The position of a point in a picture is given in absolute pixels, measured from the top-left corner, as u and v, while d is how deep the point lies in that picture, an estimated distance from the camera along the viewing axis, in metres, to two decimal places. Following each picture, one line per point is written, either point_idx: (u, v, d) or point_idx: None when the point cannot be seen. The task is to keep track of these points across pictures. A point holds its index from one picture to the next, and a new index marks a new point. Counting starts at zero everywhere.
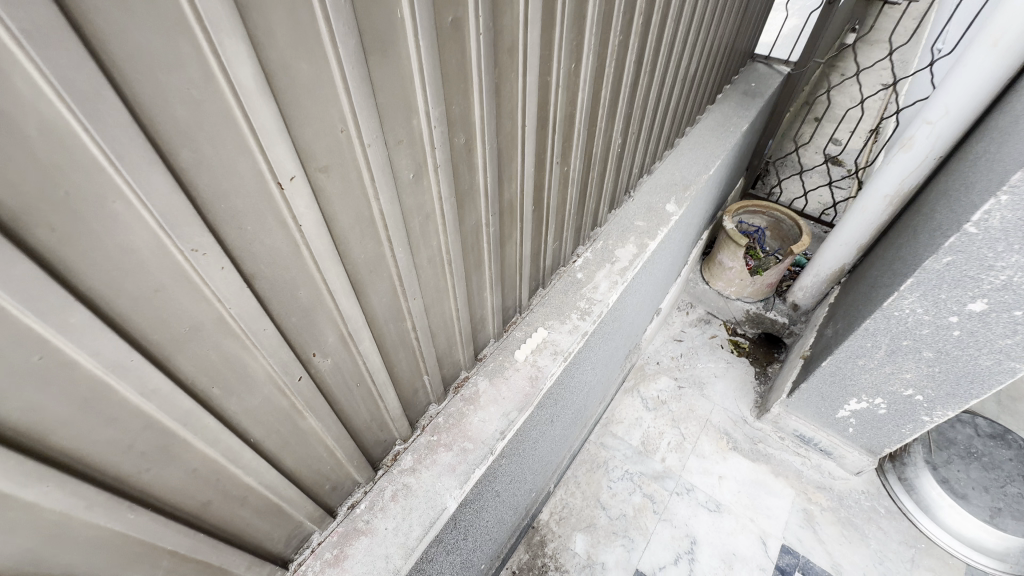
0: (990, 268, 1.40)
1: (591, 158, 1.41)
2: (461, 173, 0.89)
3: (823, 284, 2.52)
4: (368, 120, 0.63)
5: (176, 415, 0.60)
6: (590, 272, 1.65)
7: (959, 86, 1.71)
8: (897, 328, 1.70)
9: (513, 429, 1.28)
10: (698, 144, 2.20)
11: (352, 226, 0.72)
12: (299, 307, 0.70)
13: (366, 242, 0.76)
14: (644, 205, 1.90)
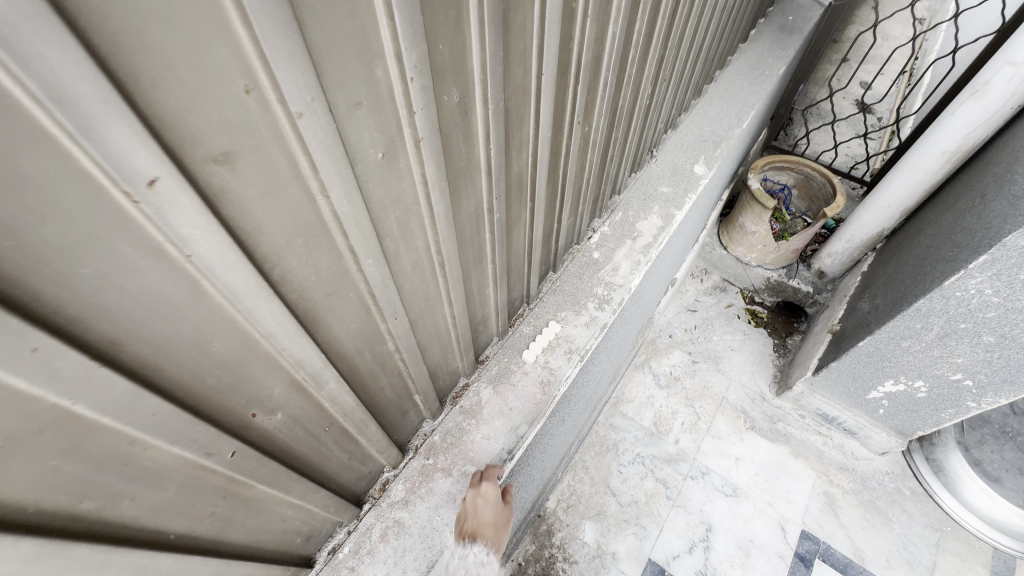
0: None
1: (616, 114, 1.13)
2: (454, 147, 0.63)
3: (856, 250, 2.29)
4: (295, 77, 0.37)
5: (17, 560, 0.38)
6: (608, 250, 1.40)
7: None
8: (956, 310, 1.49)
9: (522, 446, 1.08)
10: (729, 91, 1.89)
11: (289, 242, 0.47)
12: (217, 364, 0.47)
13: (315, 262, 0.52)
14: (668, 167, 1.63)
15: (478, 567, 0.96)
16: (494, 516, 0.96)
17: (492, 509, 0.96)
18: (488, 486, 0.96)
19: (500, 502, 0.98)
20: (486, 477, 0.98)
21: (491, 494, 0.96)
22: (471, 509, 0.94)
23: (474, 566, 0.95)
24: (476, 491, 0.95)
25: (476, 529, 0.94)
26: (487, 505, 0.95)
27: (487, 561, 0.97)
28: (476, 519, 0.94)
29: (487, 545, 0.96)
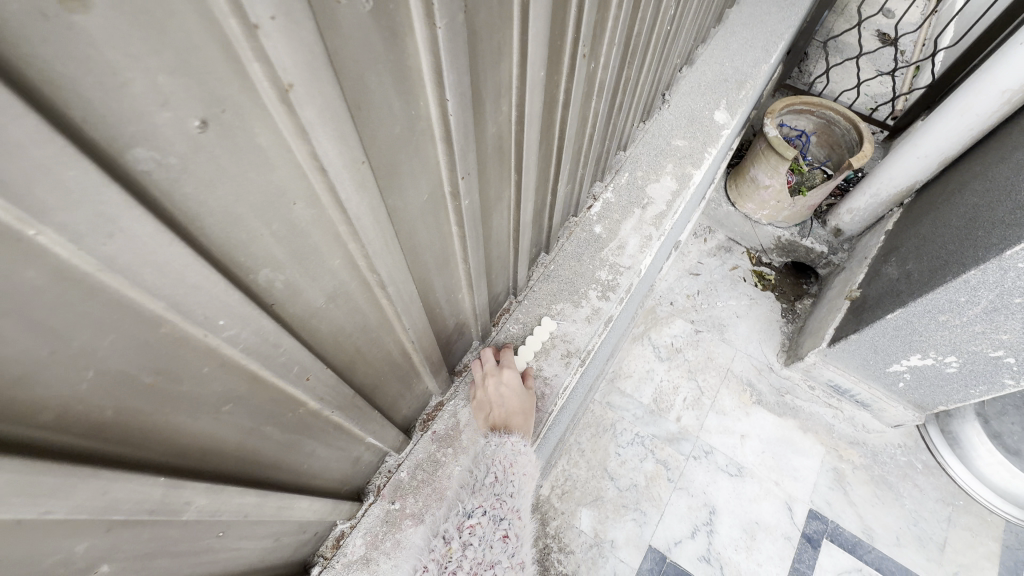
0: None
1: (632, 41, 0.84)
2: (372, 102, 0.36)
3: (881, 205, 2.05)
4: None
5: None
6: (612, 222, 1.14)
7: None
8: (1013, 283, 1.28)
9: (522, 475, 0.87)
10: (753, 18, 1.56)
11: None
12: None
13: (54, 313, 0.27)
14: (683, 115, 1.34)
15: (518, 456, 0.84)
16: (522, 401, 0.87)
17: (516, 393, 0.88)
18: (505, 373, 0.89)
19: (525, 386, 0.90)
20: (501, 364, 0.90)
21: (511, 379, 0.88)
22: (492, 398, 0.86)
23: (514, 454, 0.83)
24: (492, 379, 0.88)
25: (505, 414, 0.85)
26: (511, 391, 0.87)
27: (525, 452, 0.85)
28: (502, 407, 0.86)
29: (523, 431, 0.86)
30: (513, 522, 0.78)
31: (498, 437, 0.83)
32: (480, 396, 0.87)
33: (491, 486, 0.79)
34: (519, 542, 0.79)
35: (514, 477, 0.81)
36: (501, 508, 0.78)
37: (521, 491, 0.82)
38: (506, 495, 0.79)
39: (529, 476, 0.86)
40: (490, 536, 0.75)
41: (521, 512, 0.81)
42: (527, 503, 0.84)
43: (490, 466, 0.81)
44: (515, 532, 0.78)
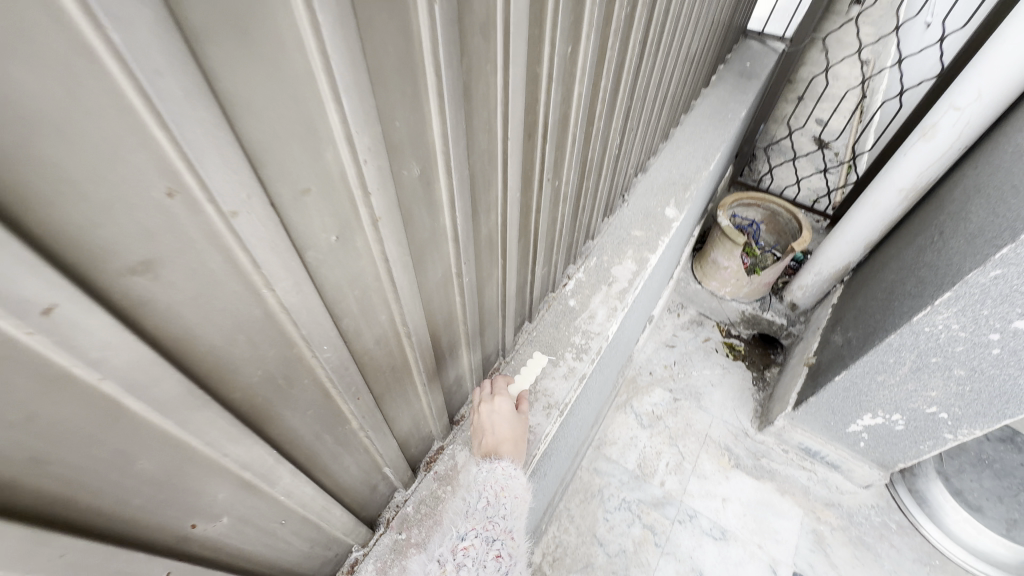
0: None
1: (588, 163, 1.14)
2: (416, 220, 0.60)
3: (825, 283, 2.35)
4: (226, 174, 0.34)
5: None
6: (584, 297, 1.38)
7: (994, 64, 1.50)
8: (927, 345, 1.51)
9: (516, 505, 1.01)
10: (695, 136, 1.94)
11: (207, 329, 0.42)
12: (149, 482, 0.42)
13: None
14: (640, 211, 1.64)
15: (508, 482, 0.98)
16: (512, 427, 1.04)
17: (508, 421, 1.05)
18: (500, 404, 1.07)
19: (516, 415, 1.07)
20: (498, 396, 1.09)
21: (504, 409, 1.06)
22: (488, 423, 1.04)
23: (504, 479, 0.98)
24: (489, 409, 1.06)
25: (496, 441, 1.01)
26: (501, 420, 1.04)
27: (515, 476, 1.01)
28: (494, 432, 1.03)
29: (512, 455, 1.01)
30: (505, 543, 0.92)
31: (489, 461, 0.99)
32: (477, 422, 1.05)
33: (484, 511, 0.93)
34: (511, 560, 0.92)
35: (505, 500, 0.96)
36: (494, 531, 0.92)
37: (512, 515, 0.96)
38: (498, 519, 0.93)
39: (521, 500, 1.01)
40: (483, 556, 0.88)
41: (513, 532, 0.95)
42: (519, 525, 0.98)
43: (483, 492, 0.96)
44: (507, 551, 0.92)
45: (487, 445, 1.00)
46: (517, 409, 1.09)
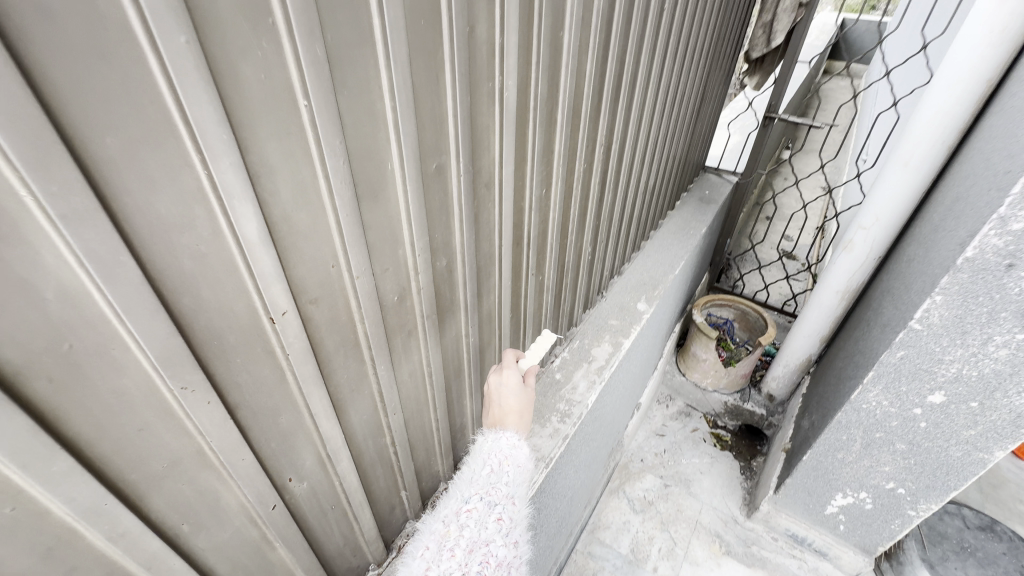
0: (941, 360, 1.50)
1: (565, 264, 1.53)
2: (442, 292, 0.95)
3: (794, 374, 2.61)
4: (355, 254, 0.69)
5: (143, 557, 0.58)
6: (568, 372, 1.68)
7: (883, 196, 1.94)
8: (868, 421, 1.74)
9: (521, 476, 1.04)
10: (663, 247, 2.37)
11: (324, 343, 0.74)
12: (280, 432, 0.71)
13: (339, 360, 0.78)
14: (616, 305, 2.00)
15: (510, 452, 1.02)
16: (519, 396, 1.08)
17: (516, 395, 1.10)
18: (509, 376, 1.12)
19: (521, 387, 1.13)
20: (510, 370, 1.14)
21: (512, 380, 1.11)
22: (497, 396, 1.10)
23: (507, 450, 1.02)
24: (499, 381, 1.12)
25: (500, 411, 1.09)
26: (506, 391, 1.11)
27: (519, 447, 1.04)
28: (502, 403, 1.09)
29: (515, 426, 1.06)
30: (506, 507, 0.95)
31: (494, 430, 1.05)
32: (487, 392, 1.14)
33: (487, 477, 0.97)
34: (512, 524, 0.96)
35: (508, 469, 1.00)
36: (495, 496, 0.95)
37: (514, 481, 1.00)
38: (500, 485, 0.97)
39: (524, 470, 1.04)
40: (484, 518, 0.92)
41: (515, 498, 0.98)
42: (522, 492, 1.01)
43: (486, 461, 1.00)
44: (508, 515, 0.95)
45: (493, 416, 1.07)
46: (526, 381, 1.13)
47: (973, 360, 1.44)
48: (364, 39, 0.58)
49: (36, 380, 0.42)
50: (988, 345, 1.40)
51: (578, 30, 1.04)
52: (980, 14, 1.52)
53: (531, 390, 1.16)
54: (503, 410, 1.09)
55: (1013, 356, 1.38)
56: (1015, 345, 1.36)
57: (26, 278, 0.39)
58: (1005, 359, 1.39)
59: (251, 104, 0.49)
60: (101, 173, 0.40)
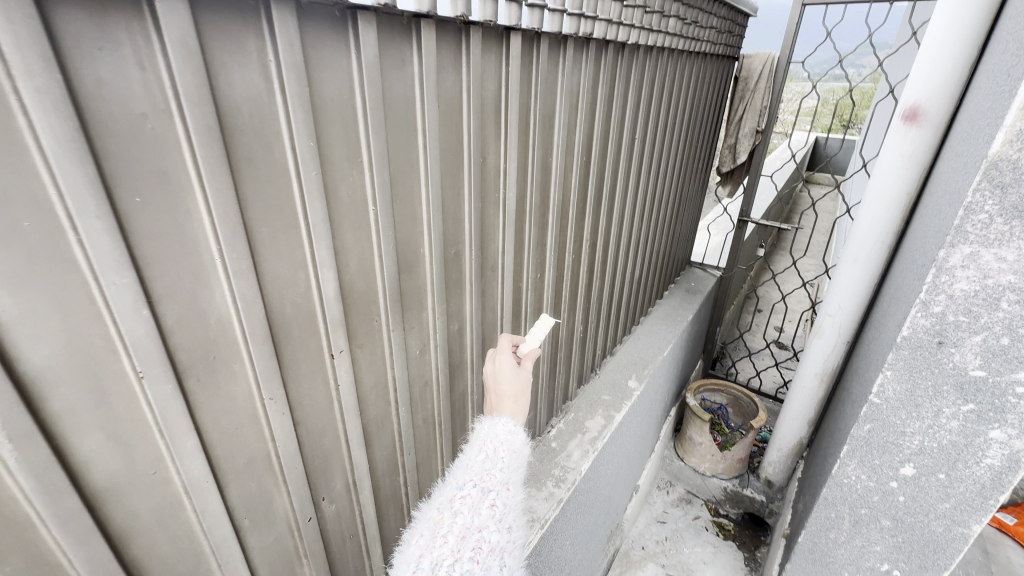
0: (903, 432, 1.63)
1: (558, 340, 1.75)
2: (453, 350, 1.18)
3: (789, 459, 2.64)
4: (393, 311, 0.93)
5: (215, 537, 0.74)
6: (563, 441, 1.82)
7: (842, 288, 2.13)
8: (852, 497, 1.81)
9: (523, 464, 0.88)
10: (652, 331, 2.59)
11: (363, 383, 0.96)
12: (322, 451, 0.89)
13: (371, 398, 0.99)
14: (609, 381, 2.18)
15: (508, 437, 0.87)
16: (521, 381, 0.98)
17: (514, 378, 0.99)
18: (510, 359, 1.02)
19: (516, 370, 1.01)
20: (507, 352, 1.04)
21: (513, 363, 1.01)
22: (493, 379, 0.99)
23: (504, 434, 0.87)
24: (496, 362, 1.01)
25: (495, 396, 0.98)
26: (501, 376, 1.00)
27: (517, 432, 0.88)
28: (498, 387, 0.98)
29: (516, 412, 0.93)
30: (502, 493, 0.81)
31: (490, 415, 0.90)
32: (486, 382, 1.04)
33: (480, 463, 0.83)
34: (509, 512, 0.81)
35: (504, 455, 0.85)
36: (490, 482, 0.81)
37: (511, 467, 0.85)
38: (495, 470, 0.83)
39: (522, 455, 0.88)
40: (478, 505, 0.78)
41: (511, 484, 0.84)
42: (519, 477, 0.87)
43: (480, 446, 0.85)
44: (504, 503, 0.81)
45: (491, 400, 0.95)
46: (525, 369, 1.04)
47: (931, 432, 1.57)
48: (413, 167, 0.88)
49: (191, 378, 0.64)
50: (940, 417, 1.54)
51: (563, 154, 1.38)
52: (891, 144, 1.87)
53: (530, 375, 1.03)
54: (500, 395, 0.98)
55: (963, 427, 1.51)
56: (963, 416, 1.50)
57: (204, 307, 0.63)
58: (959, 429, 1.53)
59: (342, 206, 0.76)
60: (255, 243, 0.66)
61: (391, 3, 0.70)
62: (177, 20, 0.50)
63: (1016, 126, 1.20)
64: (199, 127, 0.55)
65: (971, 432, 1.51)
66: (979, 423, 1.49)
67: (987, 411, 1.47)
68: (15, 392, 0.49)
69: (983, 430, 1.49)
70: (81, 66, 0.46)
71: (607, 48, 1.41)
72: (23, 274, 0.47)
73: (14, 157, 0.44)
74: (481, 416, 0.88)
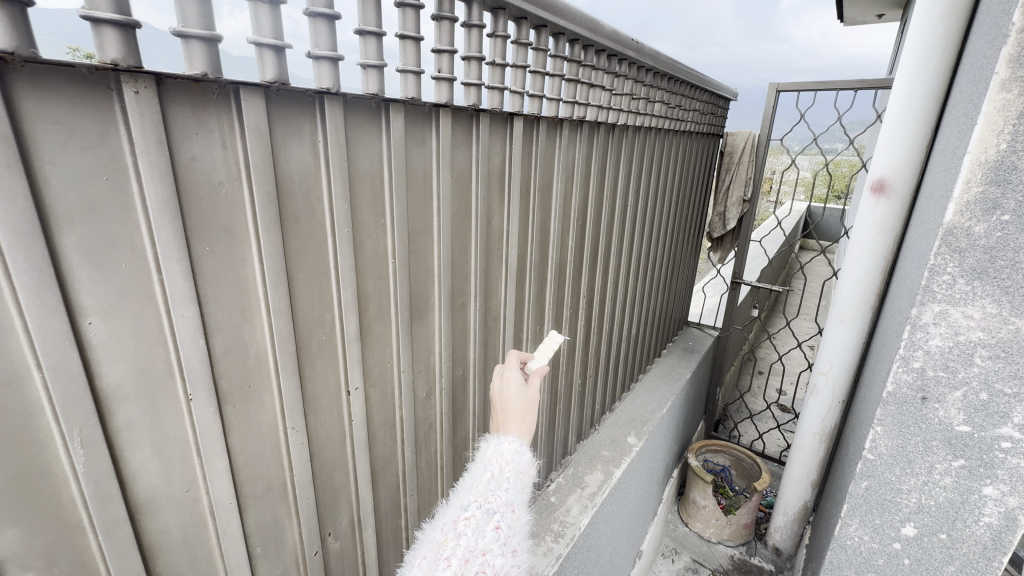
0: (900, 491, 1.37)
1: (557, 393, 1.81)
2: (457, 395, 1.26)
3: (795, 524, 2.55)
4: (405, 354, 1.02)
5: (232, 560, 0.79)
6: (562, 496, 1.82)
7: (832, 347, 2.14)
8: (852, 561, 1.53)
9: (528, 485, 0.93)
10: (651, 389, 2.64)
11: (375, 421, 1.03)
12: (333, 484, 0.95)
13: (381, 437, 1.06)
14: (608, 437, 2.20)
15: (513, 457, 0.91)
16: (529, 403, 0.99)
17: (518, 397, 0.99)
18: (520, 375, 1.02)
19: (523, 388, 0.99)
20: (517, 367, 1.04)
21: (523, 381, 1.01)
22: (500, 394, 1.00)
23: (510, 455, 0.91)
24: (505, 376, 1.01)
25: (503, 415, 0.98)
26: (508, 394, 0.99)
27: (523, 452, 0.93)
28: (505, 404, 0.99)
29: (522, 432, 0.95)
30: (506, 516, 0.86)
31: (496, 435, 0.94)
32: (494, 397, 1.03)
33: (486, 483, 0.89)
34: (514, 534, 0.86)
35: (509, 475, 0.90)
36: (495, 503, 0.87)
37: (516, 488, 0.90)
38: (501, 491, 0.88)
39: (528, 476, 0.93)
40: (482, 527, 0.84)
41: (516, 506, 0.89)
42: (524, 499, 0.92)
43: (487, 466, 0.91)
44: (509, 525, 0.86)
45: (497, 420, 0.97)
46: (533, 385, 1.01)
47: (927, 489, 1.33)
48: (427, 226, 1.01)
49: (228, 404, 0.73)
50: (933, 473, 1.31)
51: (560, 218, 1.53)
52: (861, 215, 1.90)
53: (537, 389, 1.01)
54: (506, 413, 0.98)
55: (957, 484, 1.28)
56: (956, 473, 1.27)
57: (246, 340, 0.73)
58: (953, 487, 1.29)
59: (366, 258, 0.89)
60: (294, 287, 0.78)
61: (416, 97, 0.87)
62: (254, 113, 0.65)
63: (965, 197, 1.10)
64: (261, 192, 0.68)
65: (965, 489, 1.27)
66: (972, 479, 1.26)
67: (978, 466, 1.24)
68: (92, 403, 0.58)
69: (977, 487, 1.26)
70: (181, 148, 0.60)
71: (599, 128, 1.60)
72: (114, 305, 0.58)
73: (125, 212, 0.57)
74: (486, 436, 0.94)
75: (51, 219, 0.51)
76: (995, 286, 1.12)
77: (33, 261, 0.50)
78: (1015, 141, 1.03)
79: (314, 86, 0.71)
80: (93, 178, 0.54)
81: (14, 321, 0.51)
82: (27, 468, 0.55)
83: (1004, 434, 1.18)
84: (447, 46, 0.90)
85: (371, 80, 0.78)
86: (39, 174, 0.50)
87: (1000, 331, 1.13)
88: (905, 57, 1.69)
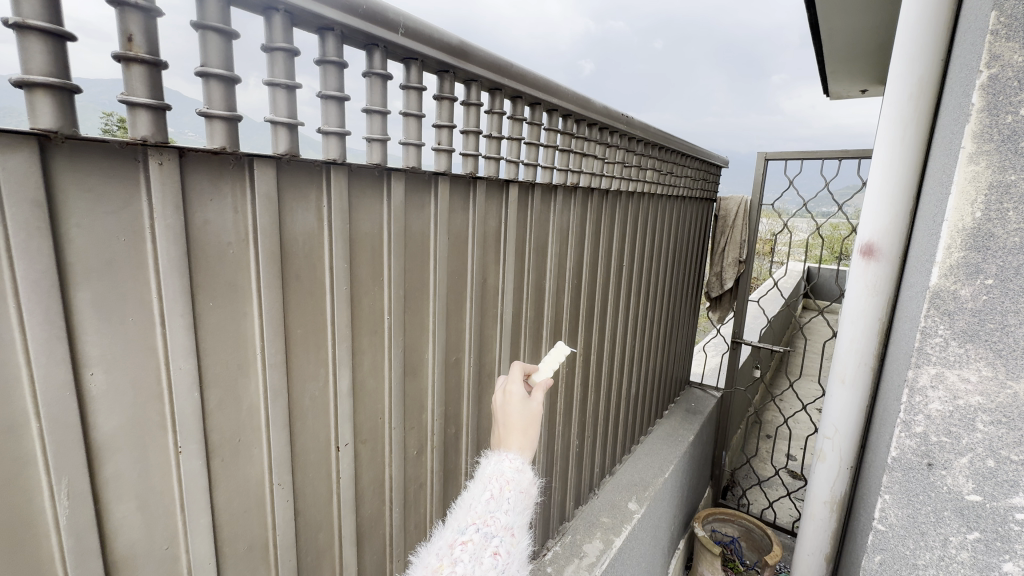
0: (917, 571, 1.10)
1: (553, 454, 1.77)
2: (448, 453, 1.24)
3: None
4: (396, 410, 1.03)
5: None
6: (559, 566, 1.72)
7: (836, 411, 2.06)
8: None
9: (529, 502, 0.91)
10: (652, 451, 2.57)
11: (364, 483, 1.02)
12: (316, 547, 0.93)
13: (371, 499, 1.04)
14: (607, 502, 2.12)
15: (514, 475, 0.89)
16: (531, 418, 0.98)
17: (521, 411, 0.98)
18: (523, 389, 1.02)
19: (525, 403, 0.99)
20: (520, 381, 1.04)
21: (525, 395, 1.01)
22: (502, 408, 1.00)
23: (512, 473, 0.89)
24: (508, 390, 1.01)
25: (505, 428, 0.97)
26: (512, 408, 0.99)
27: (524, 471, 0.91)
28: (507, 419, 0.98)
29: (524, 447, 0.94)
30: (505, 540, 0.84)
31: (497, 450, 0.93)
32: (496, 409, 1.03)
33: (485, 505, 0.86)
34: (513, 560, 0.84)
35: (510, 495, 0.87)
36: (495, 526, 0.85)
37: (517, 509, 0.88)
38: (500, 513, 0.86)
39: (529, 496, 0.91)
40: (480, 553, 0.81)
41: (516, 529, 0.87)
42: (524, 523, 0.89)
43: (486, 486, 0.89)
44: (508, 550, 0.83)
45: (500, 435, 0.95)
46: (536, 400, 1.01)
47: (944, 566, 1.06)
48: (423, 284, 1.05)
49: (217, 457, 0.74)
50: (949, 546, 1.05)
51: (556, 277, 1.57)
52: (854, 276, 1.92)
53: (540, 402, 1.01)
54: (507, 428, 0.97)
55: (975, 560, 1.02)
56: (972, 546, 1.02)
57: (240, 392, 0.75)
58: (970, 563, 1.03)
59: (363, 313, 0.92)
60: (291, 341, 0.81)
61: (416, 166, 0.94)
62: (266, 183, 0.72)
63: (950, 260, 0.98)
64: (265, 253, 0.73)
65: (985, 569, 1.01)
66: (990, 556, 1.00)
67: (994, 540, 1.00)
68: (83, 453, 0.59)
69: (997, 566, 1.00)
70: (195, 213, 0.65)
71: (592, 194, 1.69)
72: (118, 357, 0.61)
73: (138, 270, 0.61)
74: (487, 455, 0.92)
75: (69, 275, 0.56)
76: (991, 350, 0.95)
77: (47, 313, 0.54)
78: (990, 208, 0.93)
79: (321, 156, 0.78)
80: (114, 239, 0.59)
81: (20, 368, 0.54)
82: (10, 517, 0.55)
83: (1017, 505, 0.96)
84: (446, 121, 0.99)
85: (375, 151, 0.85)
86: (64, 234, 0.55)
87: (998, 395, 0.95)
88: (883, 130, 1.77)
